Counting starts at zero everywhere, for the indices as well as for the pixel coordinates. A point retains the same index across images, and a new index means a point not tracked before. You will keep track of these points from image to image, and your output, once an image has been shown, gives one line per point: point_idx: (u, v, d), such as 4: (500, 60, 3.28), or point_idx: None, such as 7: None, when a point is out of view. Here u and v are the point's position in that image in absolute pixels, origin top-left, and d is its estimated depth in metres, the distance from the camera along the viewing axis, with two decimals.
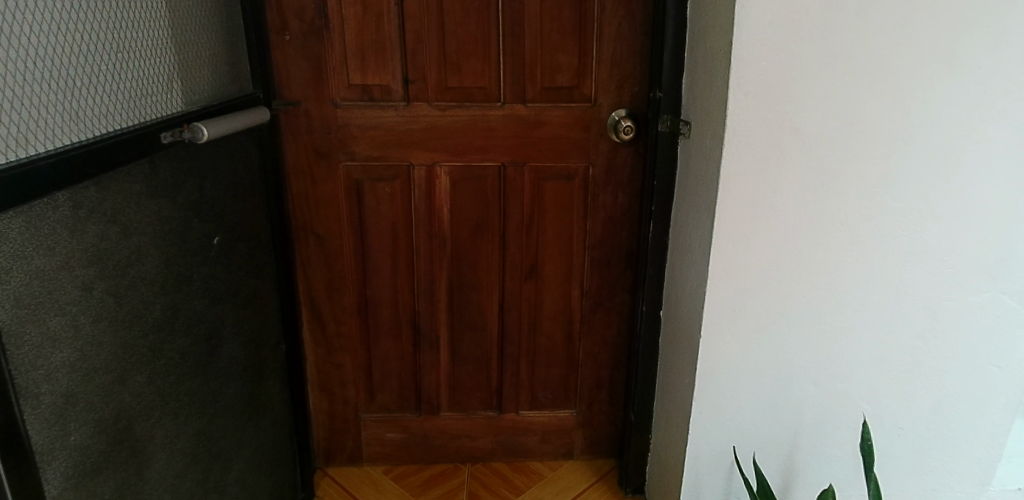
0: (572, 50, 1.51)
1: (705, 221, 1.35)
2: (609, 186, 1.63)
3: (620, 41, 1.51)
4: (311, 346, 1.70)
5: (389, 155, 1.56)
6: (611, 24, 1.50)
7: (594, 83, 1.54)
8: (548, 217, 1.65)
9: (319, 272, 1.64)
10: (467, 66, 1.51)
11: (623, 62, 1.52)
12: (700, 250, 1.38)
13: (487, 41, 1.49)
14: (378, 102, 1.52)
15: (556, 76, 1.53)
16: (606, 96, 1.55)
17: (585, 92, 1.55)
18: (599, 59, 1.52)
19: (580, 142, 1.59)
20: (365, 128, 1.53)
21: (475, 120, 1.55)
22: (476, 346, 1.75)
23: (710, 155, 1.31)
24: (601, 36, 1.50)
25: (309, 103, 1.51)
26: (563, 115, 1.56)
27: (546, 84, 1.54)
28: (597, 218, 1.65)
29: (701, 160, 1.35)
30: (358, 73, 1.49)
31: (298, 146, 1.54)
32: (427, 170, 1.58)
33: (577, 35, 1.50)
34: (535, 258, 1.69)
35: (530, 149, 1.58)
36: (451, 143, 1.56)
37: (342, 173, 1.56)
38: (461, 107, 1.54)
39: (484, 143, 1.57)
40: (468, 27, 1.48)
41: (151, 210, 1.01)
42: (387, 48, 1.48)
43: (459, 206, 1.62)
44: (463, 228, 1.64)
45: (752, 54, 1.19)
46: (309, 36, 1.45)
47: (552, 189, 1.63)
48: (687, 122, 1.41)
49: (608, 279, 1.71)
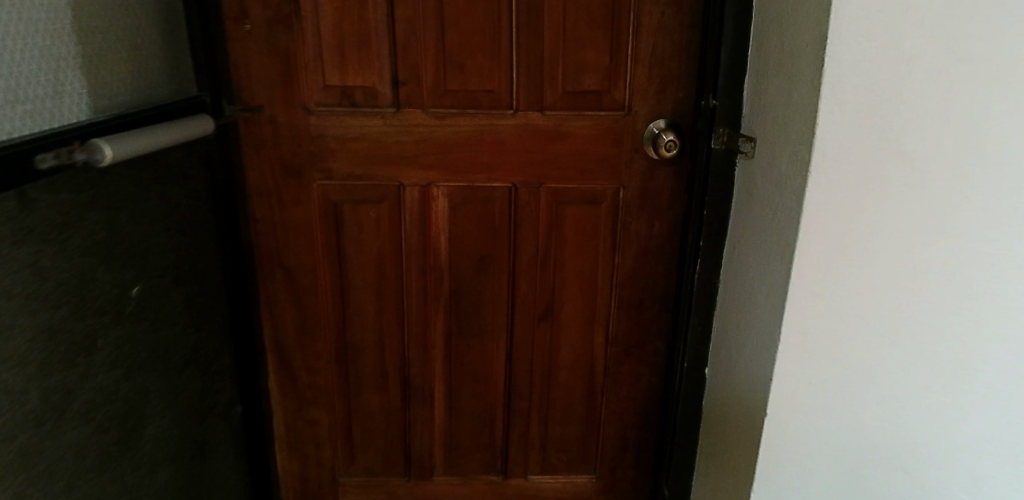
0: (603, 46, 1.22)
1: (778, 268, 1.04)
2: (643, 213, 1.33)
3: (664, 34, 1.21)
4: (280, 400, 1.41)
5: (375, 172, 1.26)
6: (652, 14, 1.20)
7: (628, 87, 1.25)
8: (568, 250, 1.36)
9: (288, 314, 1.35)
10: (471, 63, 1.21)
11: (665, 59, 1.23)
12: (767, 304, 1.08)
13: (498, 31, 1.20)
14: (361, 107, 1.22)
15: (582, 77, 1.24)
16: (644, 103, 1.26)
17: (618, 98, 1.25)
18: (636, 58, 1.23)
19: (610, 160, 1.29)
20: (345, 140, 1.24)
21: (481, 131, 1.25)
22: (478, 400, 1.46)
23: (786, 183, 1.01)
24: (639, 29, 1.21)
25: (275, 109, 1.21)
26: (590, 126, 1.27)
27: (569, 88, 1.24)
28: (627, 250, 1.36)
29: (771, 189, 1.05)
30: (336, 70, 1.20)
31: (262, 161, 1.24)
32: (421, 191, 1.29)
33: (609, 26, 1.21)
34: (551, 298, 1.39)
35: (548, 167, 1.29)
36: (451, 159, 1.27)
37: (316, 194, 1.27)
38: (464, 114, 1.24)
39: (491, 160, 1.27)
40: (475, 13, 1.18)
41: (21, 262, 0.72)
42: (373, 40, 1.19)
43: (459, 235, 1.33)
44: (464, 261, 1.35)
45: (853, 54, 0.89)
46: (276, 26, 1.17)
47: (574, 216, 1.33)
48: (749, 138, 1.10)
49: (639, 323, 1.41)
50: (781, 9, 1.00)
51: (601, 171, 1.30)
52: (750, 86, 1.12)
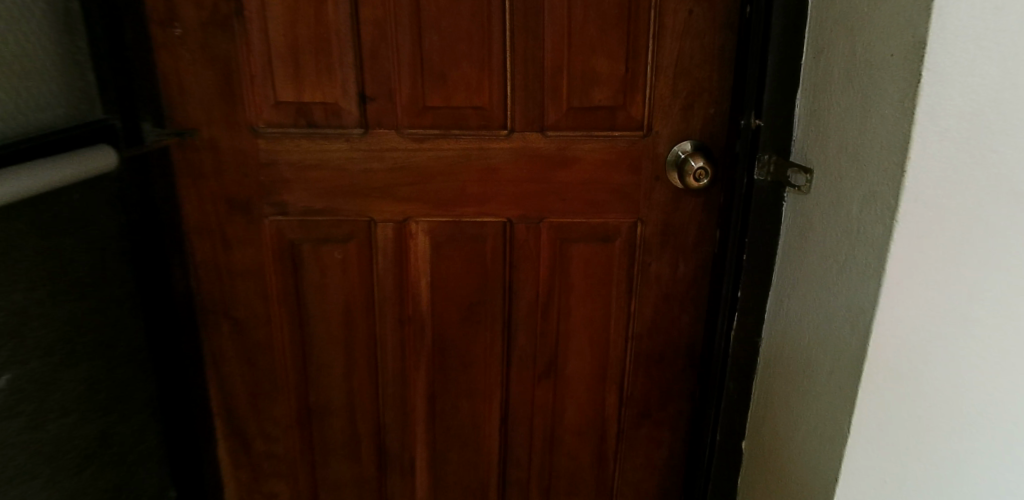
0: (617, 53, 1.00)
1: (848, 343, 0.79)
2: (664, 252, 1.11)
3: (692, 38, 0.99)
4: (231, 472, 1.19)
5: (340, 206, 1.04)
6: (678, 13, 0.98)
7: (648, 102, 1.02)
8: (574, 296, 1.13)
9: (239, 373, 1.13)
10: (456, 74, 0.99)
11: (693, 68, 1.01)
12: (830, 388, 0.83)
13: (489, 33, 0.97)
14: (320, 128, 1.00)
15: (591, 90, 1.01)
16: (666, 121, 1.04)
17: (636, 115, 1.03)
18: (656, 67, 1.01)
19: (625, 190, 1.07)
20: (301, 168, 1.01)
21: (469, 156, 1.03)
22: (467, 469, 1.23)
23: (858, 232, 0.77)
24: (660, 31, 0.99)
25: (215, 131, 0.99)
26: (601, 150, 1.04)
27: (575, 103, 1.02)
28: (645, 296, 1.14)
29: (835, 237, 0.81)
30: (290, 82, 0.98)
31: (201, 194, 1.02)
32: (396, 228, 1.06)
33: (624, 27, 0.99)
34: (553, 352, 1.16)
35: (550, 198, 1.06)
36: (432, 190, 1.04)
37: (268, 232, 1.05)
38: (447, 136, 1.02)
39: (481, 190, 1.05)
40: (459, 12, 0.96)
41: None
42: (334, 45, 0.96)
43: (443, 279, 1.10)
44: (449, 310, 1.12)
45: (959, 65, 0.66)
46: (214, 31, 0.95)
47: (581, 255, 1.11)
48: (805, 169, 0.87)
49: (660, 381, 1.19)
50: (847, 7, 0.77)
51: (614, 203, 1.07)
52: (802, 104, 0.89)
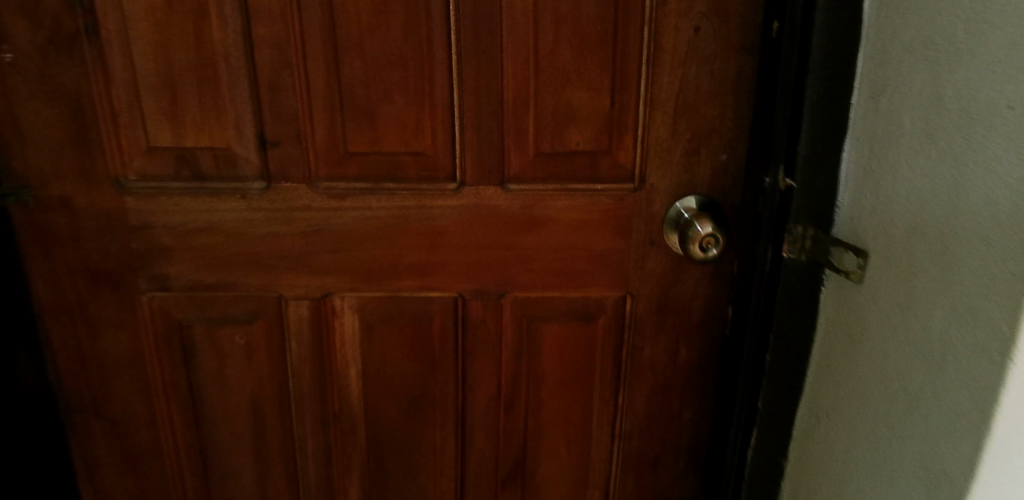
0: (601, 83, 0.76)
1: None
2: (661, 334, 0.87)
3: (698, 64, 0.76)
4: None
5: (239, 279, 0.80)
6: (679, 31, 0.75)
7: (639, 147, 0.79)
8: (547, 387, 0.89)
9: (119, 483, 0.89)
10: (388, 110, 0.75)
11: (699, 104, 0.77)
12: None
13: (430, 58, 0.74)
14: (207, 181, 0.76)
15: (566, 131, 0.78)
16: (663, 170, 0.80)
17: (624, 163, 0.80)
18: (651, 103, 0.77)
19: (610, 257, 0.83)
20: (185, 232, 0.77)
21: (407, 217, 0.79)
22: None
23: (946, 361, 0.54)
24: (657, 55, 0.75)
25: (68, 186, 0.75)
26: (579, 207, 0.81)
27: (544, 148, 0.78)
28: (636, 387, 0.90)
29: (905, 355, 0.58)
30: (166, 122, 0.74)
31: (54, 265, 0.78)
32: (313, 306, 0.82)
33: (610, 49, 0.75)
34: (521, 455, 0.92)
35: (513, 268, 0.83)
36: (359, 259, 0.80)
37: (147, 312, 0.81)
38: (376, 191, 0.78)
39: (424, 259, 0.81)
40: (390, 29, 0.72)
41: None
42: (223, 72, 0.72)
43: (379, 368, 0.86)
44: (387, 405, 0.88)
45: None
46: (59, 56, 0.71)
47: (554, 338, 0.87)
48: (858, 250, 0.63)
49: (655, 489, 0.95)
50: (934, 38, 0.54)
51: (596, 274, 0.84)
52: (847, 161, 0.66)
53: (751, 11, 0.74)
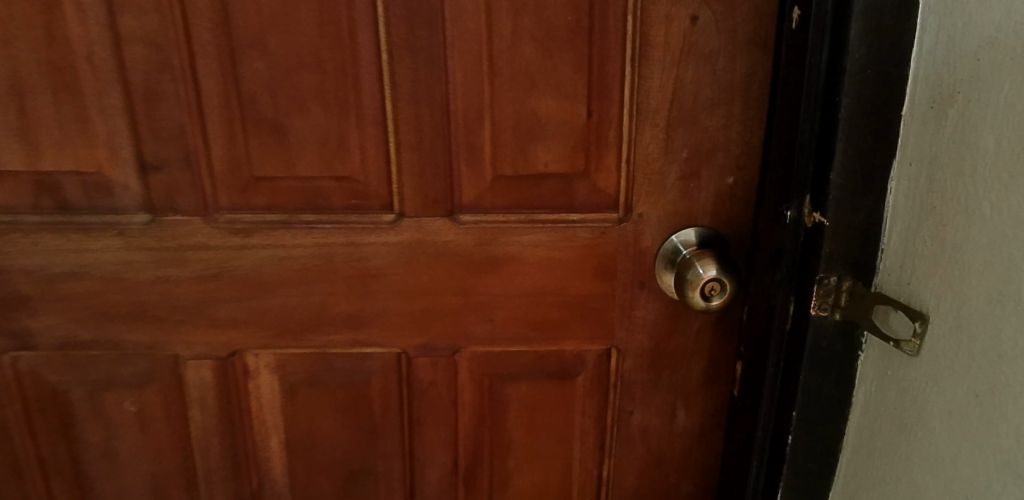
0: (573, 88, 0.60)
1: None
2: (653, 395, 0.71)
3: (697, 63, 0.60)
4: None
5: (123, 335, 0.64)
6: (673, 22, 0.58)
7: (625, 169, 0.63)
8: (515, 460, 0.73)
9: None
10: (301, 125, 0.59)
11: (697, 114, 0.61)
12: None
13: (354, 57, 0.58)
14: (73, 215, 0.60)
15: (531, 149, 0.62)
16: (654, 197, 0.64)
17: (604, 189, 0.64)
18: (637, 114, 0.61)
19: (589, 303, 0.67)
20: (49, 278, 0.61)
21: (332, 257, 0.63)
22: None
23: None
24: (644, 52, 0.59)
25: None
26: (550, 243, 0.65)
27: (506, 170, 0.62)
28: (624, 459, 0.74)
29: (1001, 461, 0.44)
30: (16, 142, 0.58)
31: None
32: (221, 366, 0.66)
33: (585, 46, 0.59)
34: None
35: (469, 318, 0.66)
36: (273, 310, 0.64)
37: (12, 375, 0.65)
38: (290, 226, 0.62)
39: (356, 310, 0.65)
40: (300, 20, 0.56)
41: None
42: (86, 77, 0.57)
43: (307, 439, 0.70)
44: (319, 482, 0.72)
45: None
46: None
47: (522, 400, 0.71)
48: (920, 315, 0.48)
49: None
50: None
51: (572, 324, 0.68)
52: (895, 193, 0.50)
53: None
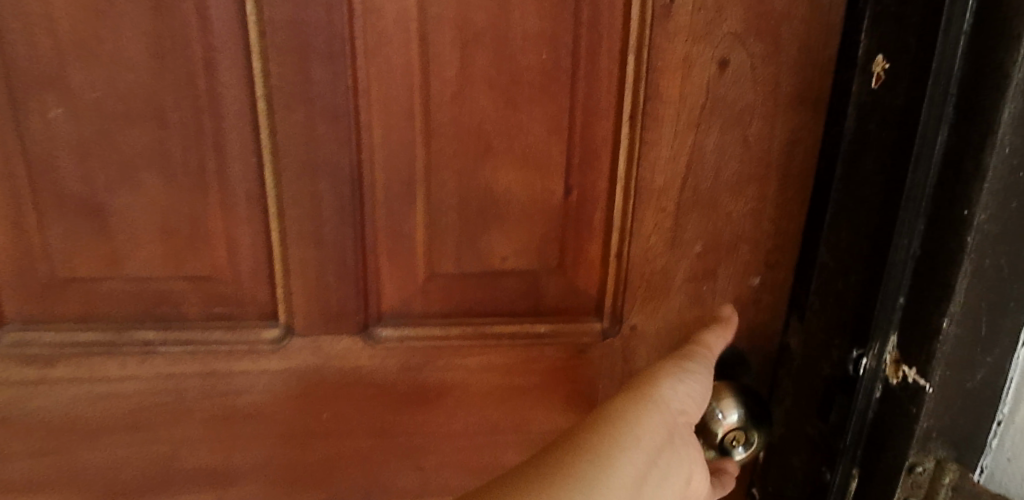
0: (546, 156, 0.41)
1: None
2: None
3: (724, 126, 0.42)
4: None
5: None
6: (696, 68, 0.40)
7: (614, 267, 0.45)
8: None
9: None
10: (129, 204, 0.38)
11: (718, 196, 0.43)
12: None
13: (211, 106, 0.37)
14: None
15: (482, 239, 0.43)
16: (653, 305, 0.46)
17: (583, 291, 0.45)
18: (635, 193, 0.43)
19: (707, 373, 0.42)
20: None
21: (183, 393, 0.43)
22: None
23: None
24: (650, 109, 0.41)
25: None
26: (507, 368, 0.46)
27: (444, 268, 0.43)
28: None
29: None
30: None
31: None
32: None
33: (564, 98, 0.40)
34: None
35: (389, 466, 0.47)
36: (94, 465, 0.44)
37: None
38: (113, 352, 0.41)
39: (222, 461, 0.45)
40: (120, 48, 0.35)
41: None
42: None
43: None
44: None
45: None
46: None
47: None
48: None
49: None
50: None
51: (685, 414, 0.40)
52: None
53: (827, 32, 0.39)
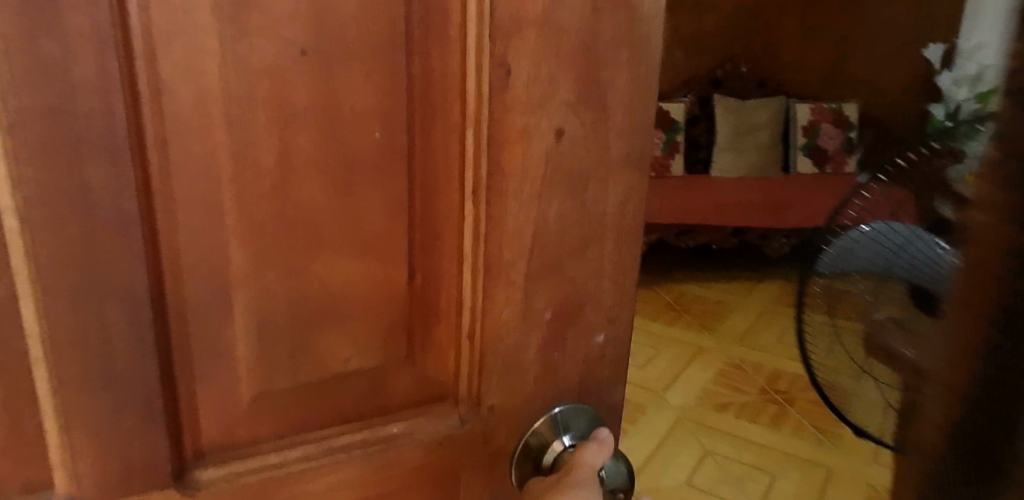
0: (384, 240, 0.37)
1: None
2: None
3: (565, 193, 0.40)
4: None
5: None
6: (534, 139, 0.38)
7: (468, 351, 0.41)
8: None
9: None
10: None
11: (563, 262, 0.42)
12: None
13: None
14: None
15: (319, 343, 0.37)
16: (509, 383, 0.43)
17: (435, 379, 0.41)
18: (486, 271, 0.40)
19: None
20: None
21: None
22: None
23: None
24: (494, 184, 0.38)
25: None
26: (359, 479, 0.40)
27: (279, 379, 0.36)
28: None
29: None
30: None
31: None
32: None
33: (402, 177, 0.36)
34: None
35: None
36: None
37: None
38: None
39: None
40: None
41: None
42: None
43: None
44: None
45: None
46: None
47: None
48: None
49: None
50: None
51: None
52: None
53: (645, 97, 0.41)
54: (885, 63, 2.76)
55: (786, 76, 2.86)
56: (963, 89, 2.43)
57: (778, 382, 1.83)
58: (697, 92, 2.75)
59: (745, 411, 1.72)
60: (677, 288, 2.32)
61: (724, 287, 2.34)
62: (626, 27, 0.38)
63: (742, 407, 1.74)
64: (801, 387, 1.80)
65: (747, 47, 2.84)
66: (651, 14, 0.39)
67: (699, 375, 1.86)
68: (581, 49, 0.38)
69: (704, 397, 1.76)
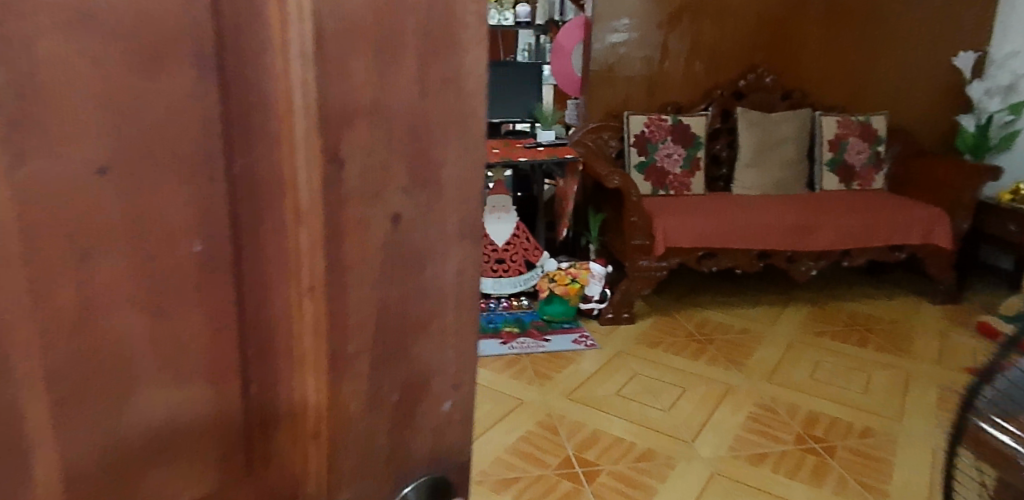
0: (216, 356, 0.33)
1: None
2: None
3: (409, 283, 0.37)
4: None
5: None
6: (370, 231, 0.35)
7: (318, 459, 0.37)
8: None
9: None
10: None
11: (413, 349, 0.39)
12: None
13: None
14: None
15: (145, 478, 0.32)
16: (361, 483, 0.39)
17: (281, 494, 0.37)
18: (329, 373, 0.36)
19: None
20: None
21: None
22: None
23: None
24: (331, 283, 0.35)
25: None
26: None
27: None
28: None
29: None
30: None
31: None
32: None
33: (227, 287, 0.33)
34: None
35: None
36: None
37: None
38: None
39: None
40: None
41: None
42: None
43: None
44: None
45: None
46: None
47: None
48: None
49: None
50: None
51: None
52: None
53: (478, 164, 0.38)
54: (906, 74, 2.73)
55: (806, 86, 2.67)
56: (994, 99, 2.58)
57: (815, 428, 1.69)
58: (720, 104, 2.55)
59: (782, 464, 1.56)
60: (698, 317, 2.26)
61: (752, 315, 2.28)
62: (455, 105, 0.36)
63: (779, 459, 1.58)
64: (838, 433, 1.67)
65: (771, 54, 2.61)
66: (475, 88, 0.37)
67: (727, 421, 1.72)
68: (409, 132, 0.35)
69: (737, 448, 1.61)
